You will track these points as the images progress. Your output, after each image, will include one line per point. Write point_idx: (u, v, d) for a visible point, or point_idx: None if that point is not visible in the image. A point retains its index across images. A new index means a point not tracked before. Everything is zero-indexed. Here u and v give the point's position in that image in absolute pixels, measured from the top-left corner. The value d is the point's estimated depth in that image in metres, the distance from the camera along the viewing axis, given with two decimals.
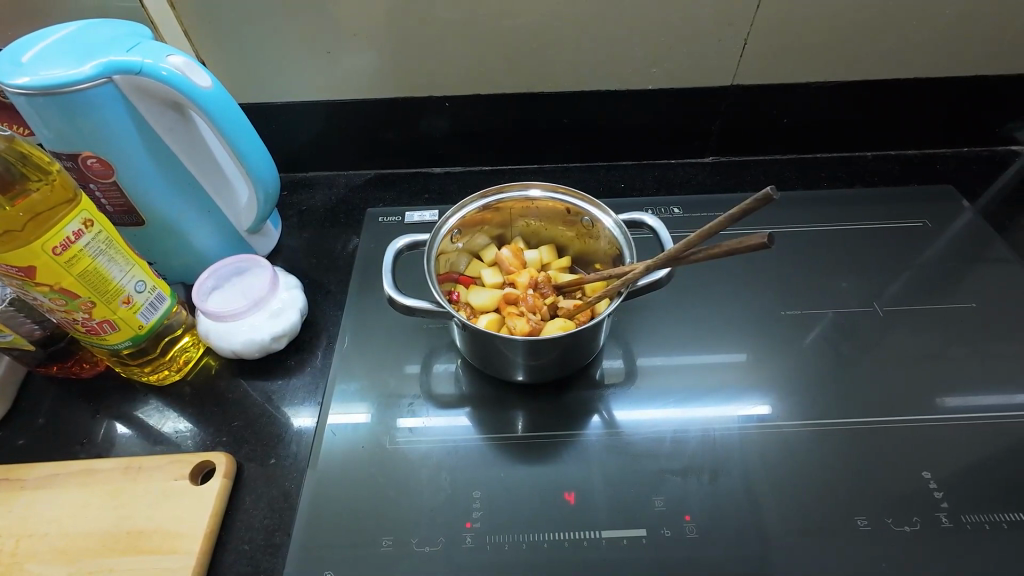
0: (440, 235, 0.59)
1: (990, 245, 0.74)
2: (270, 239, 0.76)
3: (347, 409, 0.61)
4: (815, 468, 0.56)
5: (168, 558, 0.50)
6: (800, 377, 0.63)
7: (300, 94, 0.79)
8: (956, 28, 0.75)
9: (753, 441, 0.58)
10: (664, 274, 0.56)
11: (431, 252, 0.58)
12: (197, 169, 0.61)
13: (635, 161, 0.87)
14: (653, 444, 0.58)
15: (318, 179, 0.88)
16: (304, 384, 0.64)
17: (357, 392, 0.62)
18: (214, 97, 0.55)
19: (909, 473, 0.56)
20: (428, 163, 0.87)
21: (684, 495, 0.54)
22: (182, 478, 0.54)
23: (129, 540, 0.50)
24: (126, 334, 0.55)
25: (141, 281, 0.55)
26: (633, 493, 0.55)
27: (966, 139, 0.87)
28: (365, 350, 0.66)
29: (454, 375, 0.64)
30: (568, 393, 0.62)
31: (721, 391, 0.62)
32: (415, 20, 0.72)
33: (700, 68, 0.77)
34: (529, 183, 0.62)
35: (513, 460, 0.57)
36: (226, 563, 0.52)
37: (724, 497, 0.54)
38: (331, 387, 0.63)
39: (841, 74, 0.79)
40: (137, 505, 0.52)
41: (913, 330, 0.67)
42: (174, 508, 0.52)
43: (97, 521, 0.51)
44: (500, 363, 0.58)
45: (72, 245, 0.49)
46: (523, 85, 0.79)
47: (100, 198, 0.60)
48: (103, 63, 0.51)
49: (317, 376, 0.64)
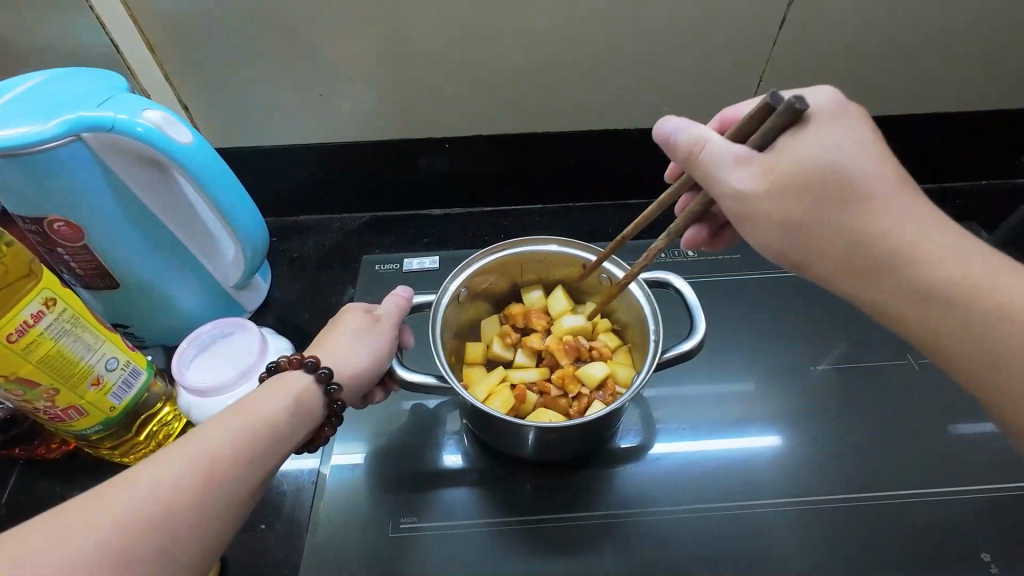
0: (447, 300, 0.57)
1: None
2: (259, 294, 0.72)
3: (355, 495, 0.58)
4: (834, 524, 0.55)
5: (177, 520, 0.36)
6: (816, 423, 0.62)
7: (291, 138, 0.75)
8: (980, 62, 0.73)
9: (795, 516, 0.55)
10: (692, 344, 0.54)
11: (438, 321, 0.56)
12: (178, 227, 0.57)
13: (641, 198, 0.85)
14: (667, 500, 0.57)
15: (309, 225, 0.83)
16: (269, 387, 0.47)
17: (341, 420, 0.50)
18: (195, 151, 0.52)
19: (959, 543, 0.53)
20: (426, 205, 0.84)
21: (702, 556, 0.53)
22: (223, 422, 0.42)
23: (107, 533, 0.33)
24: (96, 417, 0.51)
25: (114, 357, 0.51)
26: (648, 558, 0.53)
27: (983, 173, 0.85)
28: (366, 424, 0.63)
29: (463, 451, 0.60)
30: (585, 471, 0.58)
31: (737, 443, 0.60)
32: (413, 62, 0.68)
33: (707, 104, 0.75)
34: (547, 237, 0.60)
35: (522, 533, 0.55)
36: (217, 548, 0.38)
37: (742, 555, 0.53)
38: (311, 393, 0.48)
39: (856, 105, 0.77)
40: (127, 505, 0.35)
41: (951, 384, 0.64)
42: (204, 444, 0.40)
43: (55, 528, 0.33)
44: (510, 440, 0.55)
45: (31, 328, 0.45)
46: (524, 125, 0.76)
47: (70, 261, 0.55)
48: (71, 120, 0.47)
49: (288, 372, 0.49)
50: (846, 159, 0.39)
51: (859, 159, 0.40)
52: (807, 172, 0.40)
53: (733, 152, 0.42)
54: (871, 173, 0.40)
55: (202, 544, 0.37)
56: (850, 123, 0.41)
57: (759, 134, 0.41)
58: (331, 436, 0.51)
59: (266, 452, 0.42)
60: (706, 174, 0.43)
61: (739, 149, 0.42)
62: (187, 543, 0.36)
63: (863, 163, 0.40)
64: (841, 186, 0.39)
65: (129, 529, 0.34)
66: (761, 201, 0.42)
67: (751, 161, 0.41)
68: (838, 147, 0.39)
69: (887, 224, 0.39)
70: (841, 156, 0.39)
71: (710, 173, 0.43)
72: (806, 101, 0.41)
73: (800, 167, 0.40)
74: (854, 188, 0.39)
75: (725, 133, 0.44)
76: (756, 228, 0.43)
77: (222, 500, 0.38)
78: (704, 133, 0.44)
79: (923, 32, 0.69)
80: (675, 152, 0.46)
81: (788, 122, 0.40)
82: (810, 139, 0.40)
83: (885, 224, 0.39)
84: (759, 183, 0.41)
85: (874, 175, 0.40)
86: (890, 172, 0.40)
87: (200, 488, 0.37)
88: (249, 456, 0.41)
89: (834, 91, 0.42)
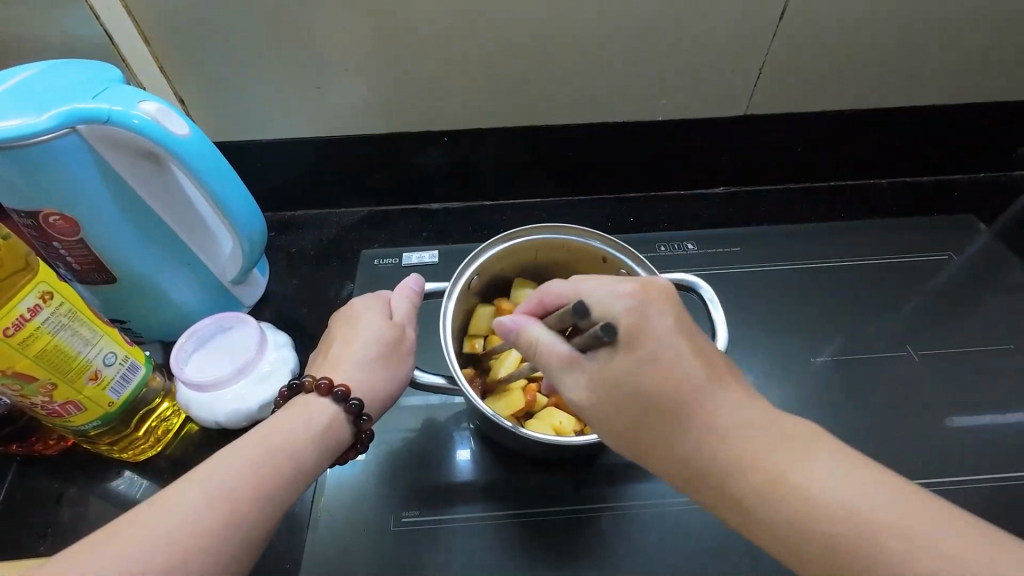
0: (456, 292, 0.57)
1: (1001, 269, 0.74)
2: (257, 288, 0.72)
3: (363, 492, 0.58)
4: None
5: (211, 547, 0.36)
6: (815, 414, 0.62)
7: (288, 132, 0.74)
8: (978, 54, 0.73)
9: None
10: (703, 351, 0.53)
11: (448, 313, 0.55)
12: (175, 221, 0.56)
13: (640, 191, 0.85)
14: (667, 492, 0.57)
15: (307, 220, 0.83)
16: (299, 417, 0.46)
17: (366, 446, 0.51)
18: (192, 144, 0.51)
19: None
20: (424, 200, 0.84)
21: (702, 548, 0.53)
22: (249, 447, 0.42)
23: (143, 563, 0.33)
24: (94, 413, 0.51)
25: (111, 352, 0.51)
26: (650, 551, 0.53)
27: (980, 166, 0.86)
28: None
29: (473, 449, 0.60)
30: (593, 472, 0.58)
31: None
32: (409, 54, 0.67)
33: (705, 97, 0.75)
34: (558, 226, 0.60)
35: (523, 528, 0.55)
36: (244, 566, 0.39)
37: (743, 547, 0.54)
38: (339, 421, 0.48)
39: (855, 98, 0.77)
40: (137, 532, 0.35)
41: (946, 377, 0.65)
42: (231, 470, 0.40)
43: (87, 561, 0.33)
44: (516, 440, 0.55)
45: (28, 322, 0.44)
46: (523, 118, 0.75)
47: (66, 256, 0.55)
48: (64, 112, 0.46)
49: (313, 399, 0.48)
50: (642, 374, 0.38)
51: (666, 361, 0.38)
52: (626, 405, 0.39)
53: (557, 355, 0.42)
54: (676, 393, 0.38)
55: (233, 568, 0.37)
56: (655, 315, 0.39)
57: (583, 335, 0.41)
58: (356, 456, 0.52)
59: (293, 475, 0.42)
60: (547, 372, 0.43)
61: (563, 350, 0.42)
62: (221, 569, 0.36)
63: (662, 369, 0.38)
64: (670, 399, 0.38)
65: (163, 557, 0.34)
66: (587, 407, 0.41)
67: (575, 367, 0.41)
68: (648, 361, 0.38)
69: (704, 427, 0.37)
70: (650, 362, 0.38)
71: (548, 367, 0.43)
72: (629, 318, 0.39)
73: (614, 387, 0.39)
74: (676, 390, 0.38)
75: (552, 319, 0.44)
76: (602, 429, 0.42)
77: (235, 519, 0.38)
78: (536, 331, 0.44)
79: (923, 24, 0.69)
80: (518, 345, 0.46)
81: (594, 343, 0.40)
82: (630, 360, 0.39)
83: (699, 433, 0.37)
84: (587, 390, 0.41)
85: (689, 378, 0.38)
86: (700, 377, 0.38)
87: (231, 514, 0.38)
88: (275, 479, 0.41)
89: (641, 281, 0.41)
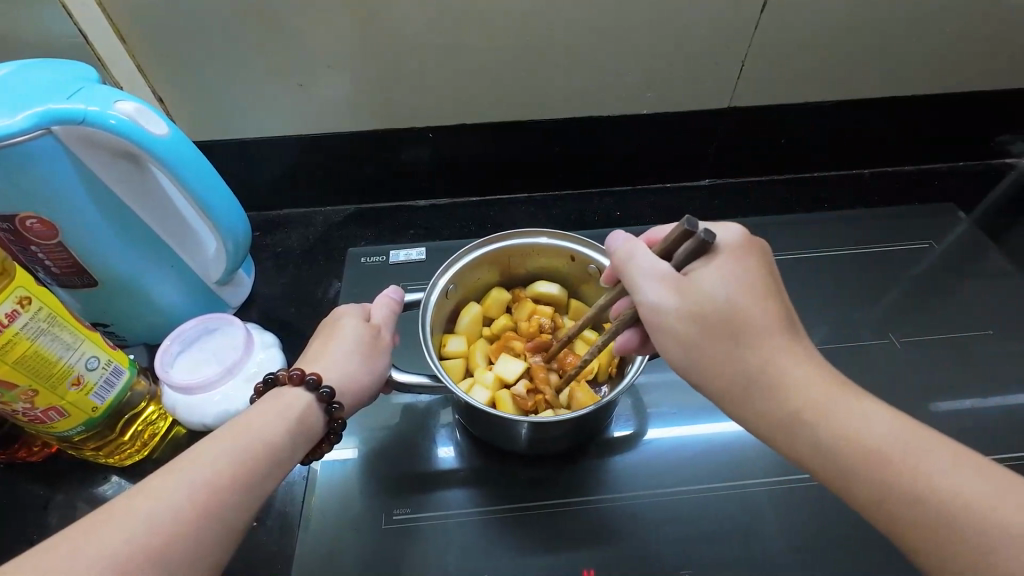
0: (434, 295, 0.57)
1: (982, 256, 0.75)
2: (243, 289, 0.71)
3: (348, 490, 0.57)
4: (821, 501, 0.56)
5: (175, 551, 0.35)
6: None
7: (270, 130, 0.74)
8: (956, 42, 0.74)
9: (781, 497, 0.56)
10: None
11: (426, 315, 0.55)
12: (156, 223, 0.55)
13: (627, 185, 0.86)
14: (658, 478, 0.57)
15: (292, 219, 0.82)
16: (269, 410, 0.46)
17: (340, 437, 0.51)
18: (172, 145, 0.51)
19: None
20: (411, 197, 0.83)
21: (694, 534, 0.54)
22: (220, 443, 0.41)
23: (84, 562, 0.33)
24: (78, 418, 0.50)
25: (94, 356, 0.50)
26: (643, 539, 0.54)
27: (960, 154, 0.87)
28: (363, 421, 0.62)
29: (455, 444, 0.61)
30: (581, 463, 0.59)
31: (725, 422, 0.61)
32: (391, 52, 0.67)
33: (691, 88, 0.75)
34: (535, 230, 0.60)
35: (517, 522, 0.55)
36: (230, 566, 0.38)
37: (732, 530, 0.54)
38: (312, 411, 0.48)
39: (838, 88, 0.77)
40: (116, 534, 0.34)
41: (929, 362, 0.66)
42: (195, 471, 0.39)
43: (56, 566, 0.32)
44: (503, 433, 0.55)
45: (6, 328, 0.44)
46: (508, 112, 0.75)
47: (44, 260, 0.54)
48: (38, 113, 0.46)
49: (288, 389, 0.48)
50: (736, 295, 0.40)
51: (749, 296, 0.40)
52: (719, 312, 0.40)
53: (655, 270, 0.42)
54: (761, 325, 0.40)
55: (201, 571, 0.37)
56: (750, 264, 0.41)
57: (681, 247, 0.42)
58: (327, 450, 0.51)
59: (264, 474, 0.42)
60: (631, 280, 0.43)
61: (661, 265, 0.42)
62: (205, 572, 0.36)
63: (752, 309, 0.40)
64: (729, 325, 0.40)
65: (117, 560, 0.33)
66: (669, 314, 0.41)
67: (663, 280, 0.42)
68: (738, 286, 0.40)
69: (762, 359, 0.40)
70: (737, 297, 0.40)
71: (635, 276, 0.43)
72: (730, 243, 0.42)
73: (707, 299, 0.40)
74: (747, 324, 0.40)
75: (657, 246, 0.44)
76: (664, 341, 0.42)
77: (216, 525, 0.38)
78: (636, 247, 0.44)
79: (902, 14, 0.70)
80: (615, 257, 0.46)
81: (700, 249, 0.41)
82: (719, 274, 0.41)
83: (763, 359, 0.40)
84: (672, 303, 0.41)
85: (766, 317, 0.40)
86: (775, 317, 0.40)
87: (197, 516, 0.37)
88: (246, 479, 0.40)
89: (743, 229, 0.44)
